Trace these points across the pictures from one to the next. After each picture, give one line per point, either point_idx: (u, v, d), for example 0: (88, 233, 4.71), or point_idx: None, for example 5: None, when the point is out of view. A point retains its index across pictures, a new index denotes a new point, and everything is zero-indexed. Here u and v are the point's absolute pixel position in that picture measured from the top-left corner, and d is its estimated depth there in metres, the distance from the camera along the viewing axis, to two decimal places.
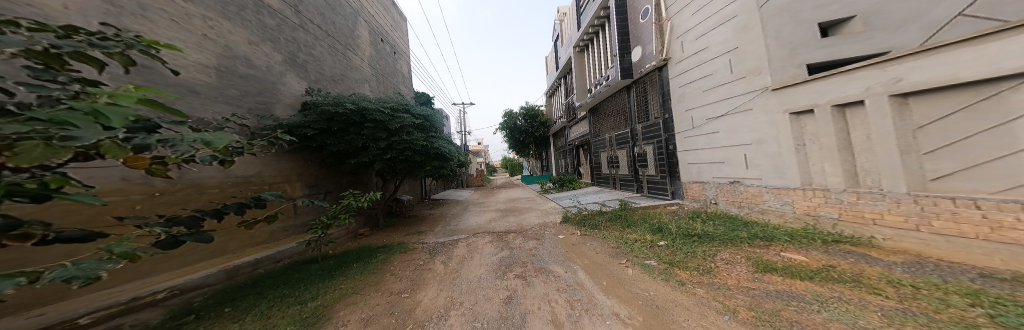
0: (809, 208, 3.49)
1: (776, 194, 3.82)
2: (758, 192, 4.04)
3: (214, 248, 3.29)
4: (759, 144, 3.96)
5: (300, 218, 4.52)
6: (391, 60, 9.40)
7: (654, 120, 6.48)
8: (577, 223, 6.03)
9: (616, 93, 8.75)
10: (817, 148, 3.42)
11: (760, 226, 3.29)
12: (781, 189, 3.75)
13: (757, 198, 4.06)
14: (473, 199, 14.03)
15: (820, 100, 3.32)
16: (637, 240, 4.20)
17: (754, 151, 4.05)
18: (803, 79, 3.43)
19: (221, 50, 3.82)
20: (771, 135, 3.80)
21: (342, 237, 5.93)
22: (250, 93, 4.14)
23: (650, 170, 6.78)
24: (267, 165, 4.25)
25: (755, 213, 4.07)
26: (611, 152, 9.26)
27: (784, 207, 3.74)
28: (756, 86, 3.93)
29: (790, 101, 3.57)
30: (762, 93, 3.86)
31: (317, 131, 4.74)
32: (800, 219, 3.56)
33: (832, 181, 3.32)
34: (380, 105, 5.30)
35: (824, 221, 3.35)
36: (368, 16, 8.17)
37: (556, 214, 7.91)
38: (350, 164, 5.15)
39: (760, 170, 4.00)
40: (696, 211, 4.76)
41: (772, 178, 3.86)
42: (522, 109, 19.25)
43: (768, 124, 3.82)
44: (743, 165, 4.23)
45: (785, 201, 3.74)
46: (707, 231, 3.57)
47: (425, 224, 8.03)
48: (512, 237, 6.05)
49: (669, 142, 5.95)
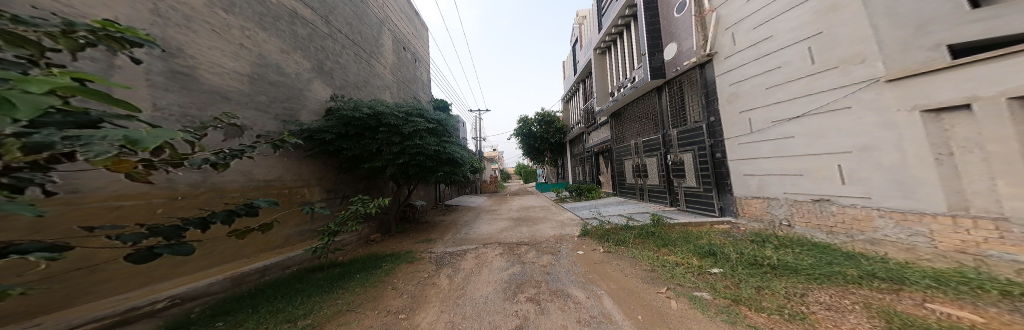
0: (962, 244, 2.48)
1: (895, 219, 2.85)
2: (865, 215, 3.05)
3: (225, 254, 3.31)
4: (867, 152, 2.99)
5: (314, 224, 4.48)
6: (412, 68, 9.73)
7: (694, 124, 5.66)
8: (598, 238, 5.31)
9: (643, 96, 8.03)
10: (983, 158, 2.43)
11: (875, 264, 2.31)
12: (907, 213, 2.77)
13: (863, 222, 3.06)
14: (487, 206, 13.70)
15: (984, 90, 2.40)
16: (678, 263, 3.39)
17: (857, 162, 3.08)
18: (948, 63, 2.53)
19: (254, 58, 4.01)
20: (884, 141, 2.87)
21: (354, 242, 5.89)
22: (279, 99, 4.29)
23: (687, 181, 5.88)
24: (286, 169, 4.32)
25: (856, 241, 3.07)
26: (637, 160, 8.42)
27: (914, 239, 2.71)
28: (857, 78, 3.04)
29: (929, 92, 2.64)
30: (871, 85, 2.95)
31: (335, 136, 4.86)
32: (944, 257, 2.52)
33: (1010, 207, 2.30)
34: (394, 109, 5.40)
35: (994, 262, 2.30)
36: (392, 26, 8.53)
37: (574, 227, 7.17)
38: (364, 168, 5.22)
39: (867, 186, 3.03)
40: (758, 232, 3.80)
41: (886, 198, 2.90)
42: (538, 115, 18.80)
43: (880, 126, 2.89)
44: (834, 180, 3.30)
45: (912, 230, 2.73)
46: (781, 258, 2.71)
47: (435, 231, 7.89)
48: (523, 249, 5.55)
49: (715, 148, 5.09)
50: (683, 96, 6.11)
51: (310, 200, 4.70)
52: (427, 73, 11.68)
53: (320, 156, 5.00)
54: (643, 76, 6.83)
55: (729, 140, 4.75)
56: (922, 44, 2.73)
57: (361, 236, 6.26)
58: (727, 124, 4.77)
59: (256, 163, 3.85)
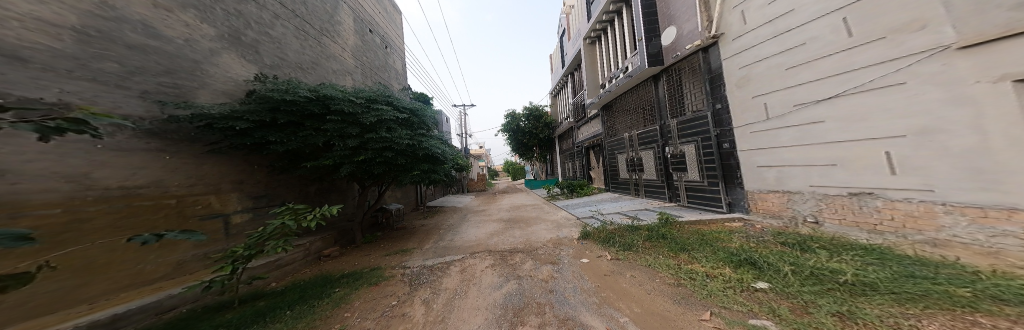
0: None
1: (975, 218, 2.45)
2: (926, 210, 2.74)
3: (39, 302, 2.26)
4: (929, 135, 2.65)
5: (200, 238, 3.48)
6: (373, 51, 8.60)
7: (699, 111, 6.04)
8: (603, 242, 5.54)
9: (645, 81, 8.29)
10: None
11: (984, 284, 1.79)
12: (986, 208, 2.40)
13: (925, 219, 2.73)
14: (472, 206, 12.80)
15: None
16: (709, 275, 2.88)
17: (911, 148, 2.78)
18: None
19: (96, 8, 2.86)
20: (960, 120, 2.48)
21: (298, 260, 4.63)
22: (149, 72, 3.21)
23: (692, 174, 6.33)
24: (167, 168, 3.22)
25: (913, 242, 2.75)
26: (631, 153, 9.33)
27: (1000, 241, 2.30)
28: (920, 47, 2.67)
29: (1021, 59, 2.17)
30: (939, 54, 2.57)
31: (261, 125, 3.91)
32: None
33: None
34: (348, 95, 4.74)
35: None
36: (323, 5, 7.57)
37: (571, 228, 7.34)
38: (306, 168, 4.40)
39: (928, 175, 2.70)
40: (779, 231, 3.81)
41: (957, 190, 2.54)
42: (524, 110, 18.14)
43: (948, 102, 2.53)
44: (883, 168, 3.00)
45: (997, 230, 2.33)
46: (852, 270, 2.26)
47: (414, 240, 6.92)
48: (518, 259, 5.26)
49: (721, 139, 5.12)
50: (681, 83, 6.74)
51: (212, 211, 3.67)
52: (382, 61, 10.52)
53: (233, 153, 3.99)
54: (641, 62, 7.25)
55: (738, 129, 4.70)
56: (1000, 4, 2.25)
57: (311, 251, 5.03)
58: (739, 110, 4.69)
59: (102, 160, 2.72)
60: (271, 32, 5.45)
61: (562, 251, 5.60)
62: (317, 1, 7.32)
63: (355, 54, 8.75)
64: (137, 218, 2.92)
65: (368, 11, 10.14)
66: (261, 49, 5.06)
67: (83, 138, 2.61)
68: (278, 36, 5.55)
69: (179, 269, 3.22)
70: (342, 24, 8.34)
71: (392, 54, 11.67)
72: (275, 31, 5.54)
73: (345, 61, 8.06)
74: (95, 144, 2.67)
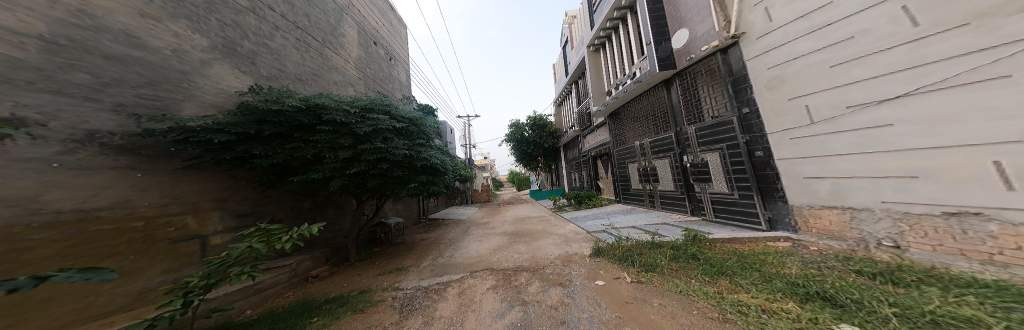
0: None
1: None
2: None
3: None
4: None
5: (171, 262, 3.12)
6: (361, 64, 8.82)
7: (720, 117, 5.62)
8: (619, 260, 5.02)
9: (656, 86, 7.93)
10: None
11: None
12: None
13: None
14: (476, 217, 12.34)
15: None
16: (765, 307, 2.56)
17: None
18: None
19: (71, 17, 2.71)
20: None
21: (282, 283, 4.26)
22: (127, 83, 3.00)
23: (718, 185, 5.93)
24: (137, 187, 2.94)
25: None
26: (643, 162, 9.00)
27: None
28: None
29: None
30: None
31: (246, 138, 3.72)
32: None
33: None
34: (342, 105, 4.76)
35: None
36: (327, 18, 7.65)
37: (581, 243, 6.77)
38: (292, 182, 4.21)
39: None
40: (844, 255, 3.39)
41: None
42: (528, 119, 17.88)
43: None
44: (994, 184, 2.38)
45: None
46: (1000, 323, 1.75)
47: (411, 257, 6.52)
48: (524, 280, 4.73)
49: (753, 146, 4.86)
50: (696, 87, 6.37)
51: (189, 232, 3.36)
52: (384, 74, 10.49)
53: (217, 169, 3.73)
54: (652, 66, 6.95)
55: (773, 135, 4.34)
56: None
57: (298, 272, 4.67)
58: (773, 114, 4.30)
59: (59, 180, 2.43)
60: (270, 43, 5.44)
61: (573, 270, 5.04)
62: (321, 15, 7.40)
63: (358, 66, 8.77)
64: (96, 245, 2.58)
65: (373, 24, 10.31)
66: (258, 61, 4.97)
67: (39, 156, 2.35)
68: (277, 47, 5.54)
69: (145, 300, 2.84)
70: (346, 37, 8.41)
71: (396, 66, 11.76)
72: (274, 43, 5.53)
73: (347, 72, 8.07)
74: (51, 162, 2.41)
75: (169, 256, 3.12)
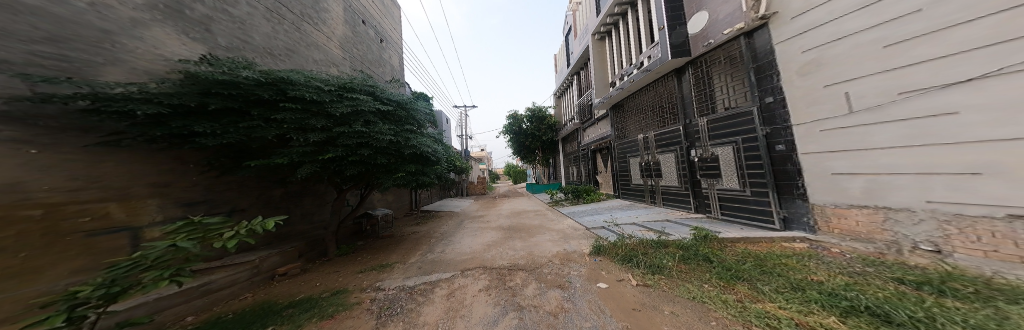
0: None
1: None
2: None
3: None
4: None
5: (86, 260, 2.69)
6: (345, 44, 8.15)
7: (738, 108, 5.47)
8: (622, 259, 4.69)
9: (666, 75, 7.65)
10: None
11: None
12: None
13: None
14: (471, 211, 11.86)
15: None
16: (795, 319, 2.22)
17: None
18: None
19: None
20: None
21: (240, 282, 3.99)
22: (16, 35, 2.44)
23: (728, 182, 5.72)
24: (28, 166, 2.40)
25: None
26: (646, 157, 8.76)
27: None
28: None
29: None
30: None
31: (184, 111, 3.22)
32: None
33: None
34: (316, 82, 4.31)
35: None
36: None
37: (580, 240, 6.41)
38: (251, 167, 3.79)
39: None
40: (866, 257, 3.12)
41: None
42: (527, 111, 17.33)
43: None
44: None
45: None
46: None
47: (397, 253, 6.04)
48: (520, 280, 4.34)
49: (772, 139, 4.68)
50: (711, 76, 6.18)
51: (112, 223, 2.95)
52: (374, 56, 9.78)
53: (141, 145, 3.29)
54: (663, 53, 6.74)
55: (800, 127, 4.19)
56: None
57: (261, 270, 4.42)
58: (803, 103, 4.15)
59: None
60: (232, 11, 4.91)
61: (572, 270, 4.65)
62: None
63: (343, 45, 8.13)
64: None
65: (363, 3, 9.54)
66: (212, 28, 4.47)
67: None
68: (240, 16, 5.02)
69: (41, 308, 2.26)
70: (330, 12, 7.73)
71: (388, 49, 11.00)
72: (237, 10, 5.00)
73: (330, 51, 7.46)
74: None
75: (82, 252, 2.68)
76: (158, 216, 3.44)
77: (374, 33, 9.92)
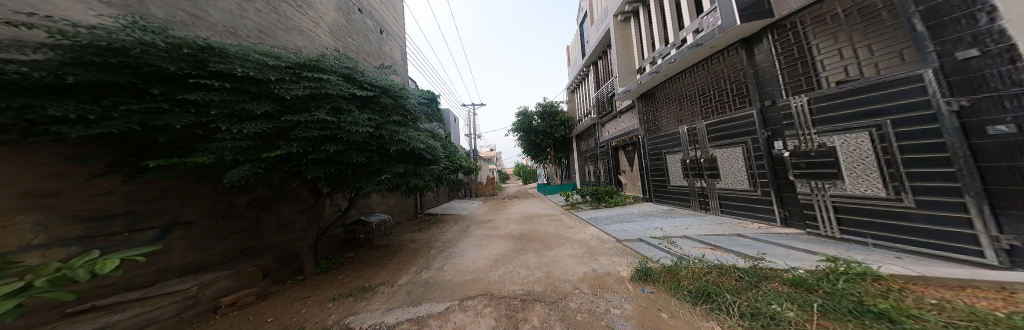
0: None
1: None
2: None
3: None
4: None
5: None
6: (335, 29, 7.13)
7: (874, 76, 3.59)
8: (686, 294, 3.04)
9: (726, 50, 5.70)
10: None
11: None
12: None
13: None
14: (477, 214, 10.48)
15: None
16: None
17: None
18: None
19: None
20: None
21: (157, 321, 2.87)
22: None
23: (856, 186, 3.79)
24: None
25: None
26: (690, 152, 6.88)
27: None
28: None
29: None
30: None
31: (30, 85, 2.09)
32: None
33: None
34: (259, 59, 3.23)
35: None
36: None
37: (615, 257, 4.73)
38: (155, 166, 2.66)
39: None
40: None
41: None
42: (537, 106, 15.68)
43: None
44: None
45: None
46: None
47: (384, 269, 4.80)
48: (538, 319, 2.84)
49: (977, 116, 2.78)
50: (810, 39, 4.29)
51: None
52: (371, 45, 8.71)
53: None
54: (726, 20, 4.94)
55: None
56: None
57: (199, 301, 3.32)
58: None
59: None
60: None
61: (613, 306, 3.04)
62: None
63: (335, 31, 7.14)
64: None
65: None
66: None
67: None
68: None
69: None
70: None
71: (390, 40, 10.00)
72: None
73: (316, 37, 6.42)
74: None
75: None
76: (37, 239, 2.62)
77: (370, 20, 8.84)
